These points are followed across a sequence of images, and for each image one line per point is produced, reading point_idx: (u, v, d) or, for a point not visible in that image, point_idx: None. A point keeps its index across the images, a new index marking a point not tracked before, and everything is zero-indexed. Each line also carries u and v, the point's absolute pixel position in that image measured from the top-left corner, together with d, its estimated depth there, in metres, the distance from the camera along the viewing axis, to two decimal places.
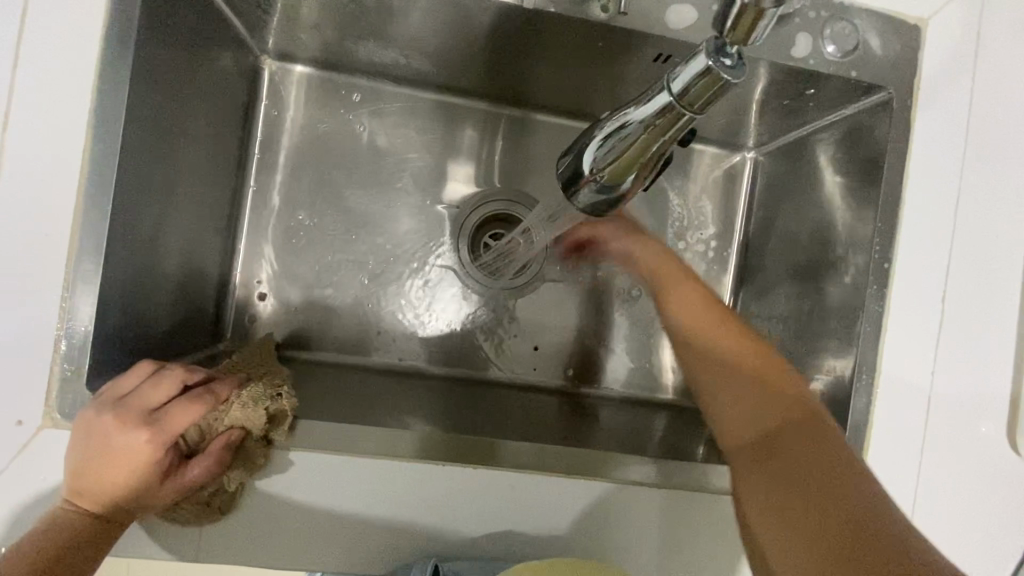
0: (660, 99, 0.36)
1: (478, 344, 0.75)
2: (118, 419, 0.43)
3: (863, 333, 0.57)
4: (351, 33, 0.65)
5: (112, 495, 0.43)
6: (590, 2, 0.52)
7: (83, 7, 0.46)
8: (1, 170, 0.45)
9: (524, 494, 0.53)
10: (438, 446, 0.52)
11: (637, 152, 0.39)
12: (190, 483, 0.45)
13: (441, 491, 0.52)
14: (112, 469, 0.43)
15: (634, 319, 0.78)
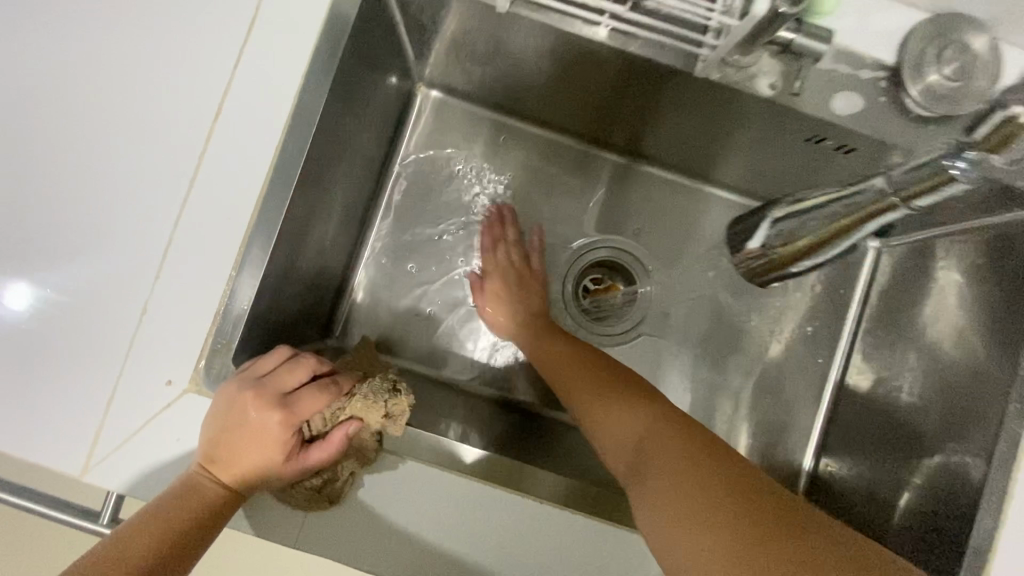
0: None
1: None
2: (256, 396, 0.46)
3: (999, 453, 0.51)
4: (508, 72, 0.68)
5: (241, 469, 0.46)
6: (758, 77, 0.52)
7: (301, 21, 0.51)
8: (206, 154, 0.50)
9: (614, 550, 0.51)
10: (532, 478, 0.52)
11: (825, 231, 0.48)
12: (311, 465, 0.48)
13: (529, 528, 0.50)
14: (245, 443, 0.46)
15: (725, 388, 0.78)
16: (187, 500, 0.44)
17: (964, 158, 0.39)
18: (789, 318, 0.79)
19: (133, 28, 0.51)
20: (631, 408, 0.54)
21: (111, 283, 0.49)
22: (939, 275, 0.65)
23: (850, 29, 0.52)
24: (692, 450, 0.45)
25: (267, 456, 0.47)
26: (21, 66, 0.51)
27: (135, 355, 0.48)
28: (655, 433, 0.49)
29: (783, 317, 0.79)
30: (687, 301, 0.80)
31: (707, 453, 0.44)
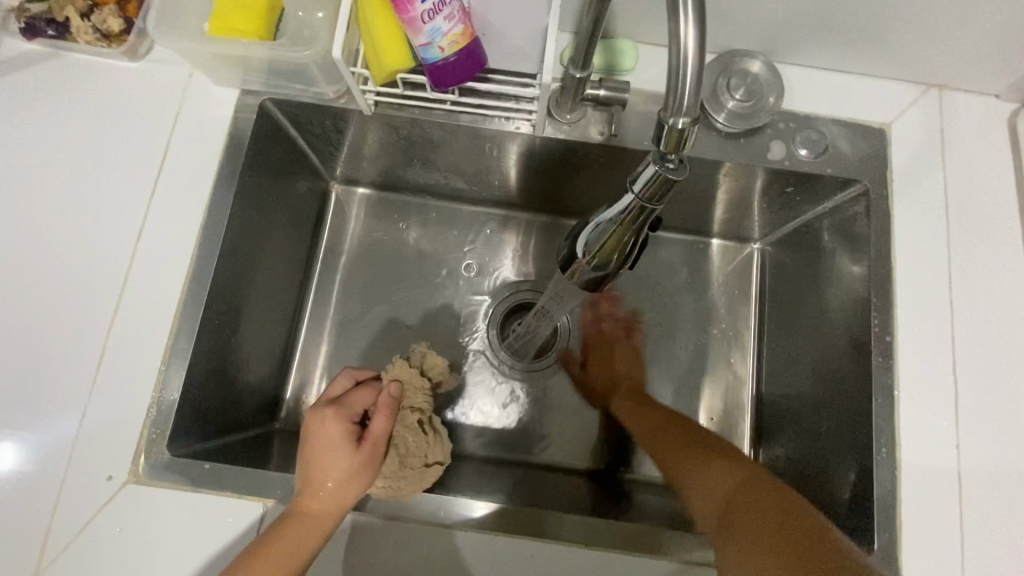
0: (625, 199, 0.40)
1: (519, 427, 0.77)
2: (316, 411, 0.55)
3: (877, 406, 0.58)
4: (402, 162, 0.76)
5: (331, 472, 0.51)
6: (588, 126, 0.63)
7: (206, 153, 0.62)
8: (134, 272, 0.59)
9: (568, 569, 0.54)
10: (498, 518, 0.55)
11: (628, 229, 0.41)
12: (378, 431, 0.55)
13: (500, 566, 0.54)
14: (323, 450, 0.52)
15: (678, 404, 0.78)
16: (296, 530, 0.49)
17: (670, 158, 0.37)
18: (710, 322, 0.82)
19: (60, 182, 0.61)
20: (720, 463, 0.58)
21: (58, 393, 0.55)
22: (838, 266, 0.67)
23: (656, 80, 0.64)
24: (771, 505, 0.51)
25: (346, 451, 0.53)
26: None
27: (81, 453, 0.54)
28: (757, 494, 0.52)
29: (718, 326, 0.80)
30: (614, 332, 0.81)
31: (784, 503, 0.51)
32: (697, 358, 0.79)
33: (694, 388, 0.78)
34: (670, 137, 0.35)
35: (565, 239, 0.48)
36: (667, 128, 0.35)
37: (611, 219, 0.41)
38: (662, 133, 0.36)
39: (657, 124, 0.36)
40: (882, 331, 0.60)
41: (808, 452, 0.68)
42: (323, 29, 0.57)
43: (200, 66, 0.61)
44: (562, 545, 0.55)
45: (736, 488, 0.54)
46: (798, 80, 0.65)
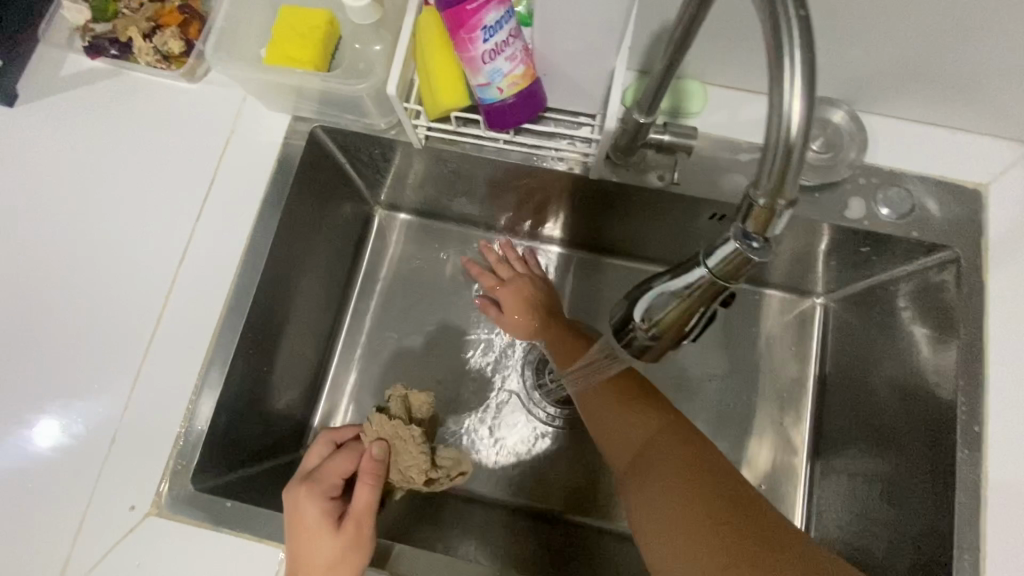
0: (697, 270, 0.35)
1: (549, 478, 0.74)
2: (295, 489, 0.52)
3: (960, 505, 0.51)
4: (447, 192, 0.74)
5: (317, 559, 0.48)
6: (647, 171, 0.59)
7: (252, 178, 0.61)
8: (173, 295, 0.58)
9: None
10: None
11: (698, 300, 0.37)
12: (360, 505, 0.51)
13: None
14: (304, 535, 0.50)
15: None
16: None
17: (755, 237, 0.33)
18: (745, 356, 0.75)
19: (111, 199, 0.61)
20: (646, 421, 0.55)
21: (89, 416, 0.55)
22: (919, 339, 0.60)
23: (724, 124, 0.59)
24: (705, 478, 0.48)
25: (327, 529, 0.50)
26: (14, 239, 0.60)
27: (106, 480, 0.53)
28: (680, 453, 0.50)
29: (770, 384, 0.74)
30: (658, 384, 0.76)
31: (730, 482, 0.48)
32: (747, 419, 0.73)
33: (742, 452, 0.72)
34: (758, 212, 0.32)
35: (616, 305, 0.43)
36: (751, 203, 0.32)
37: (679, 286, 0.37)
38: (747, 210, 0.33)
39: (743, 198, 0.33)
40: (969, 420, 0.53)
41: (870, 540, 0.61)
42: (379, 62, 0.55)
43: (254, 91, 0.60)
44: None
45: (659, 445, 0.52)
46: (883, 132, 0.59)
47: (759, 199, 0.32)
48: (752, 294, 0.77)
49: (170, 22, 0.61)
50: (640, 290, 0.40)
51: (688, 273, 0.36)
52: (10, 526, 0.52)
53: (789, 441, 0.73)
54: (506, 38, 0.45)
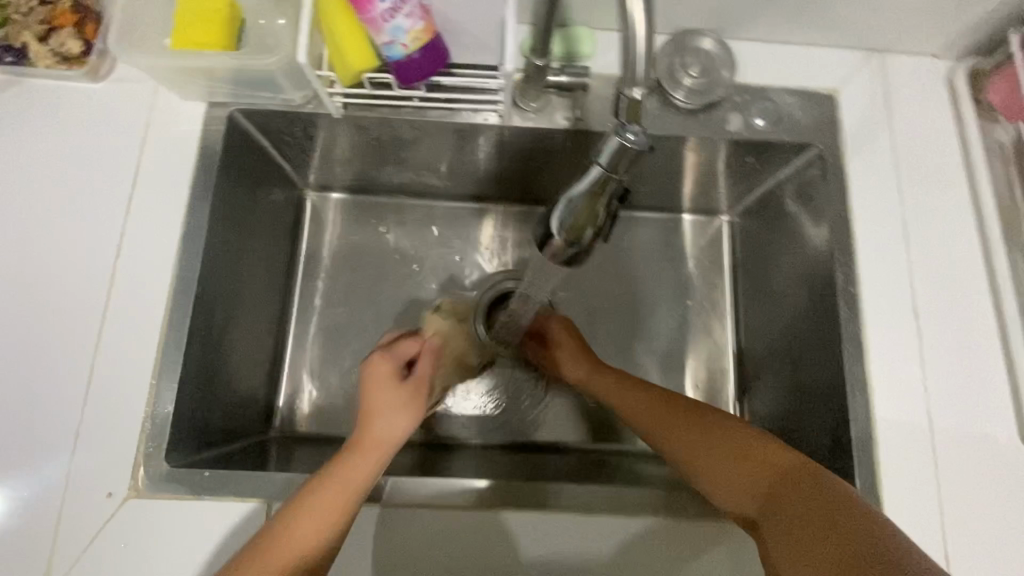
0: (592, 170, 0.43)
1: (508, 414, 0.79)
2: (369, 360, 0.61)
3: (847, 353, 0.62)
4: (374, 163, 0.77)
5: (381, 415, 0.57)
6: (554, 113, 0.65)
7: (177, 167, 0.62)
8: (115, 290, 0.59)
9: (568, 537, 0.56)
10: (491, 496, 0.57)
11: (598, 197, 0.44)
12: (422, 374, 0.62)
13: (500, 540, 0.56)
14: (373, 392, 0.58)
15: (664, 377, 0.80)
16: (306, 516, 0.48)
17: (629, 128, 0.42)
18: (669, 276, 0.84)
19: (30, 206, 0.60)
20: (639, 392, 0.65)
21: (48, 418, 0.55)
22: (804, 229, 0.70)
23: (614, 62, 0.66)
24: (699, 428, 0.57)
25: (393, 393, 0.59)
26: None
27: (78, 475, 0.54)
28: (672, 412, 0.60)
29: (694, 297, 0.83)
30: (598, 313, 0.83)
31: (716, 423, 0.56)
32: (679, 330, 0.82)
33: (679, 359, 0.81)
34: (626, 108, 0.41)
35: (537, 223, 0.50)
36: (626, 99, 0.41)
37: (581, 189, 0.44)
38: (620, 106, 0.42)
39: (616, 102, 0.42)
40: (845, 284, 0.63)
41: (789, 407, 0.71)
42: (286, 37, 0.58)
43: (165, 79, 0.61)
44: (565, 516, 0.57)
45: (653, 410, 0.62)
46: (748, 54, 0.68)
47: (624, 96, 0.41)
48: (668, 220, 0.85)
49: (64, 23, 0.60)
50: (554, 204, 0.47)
51: (586, 176, 0.44)
52: None
53: (717, 343, 0.82)
54: None
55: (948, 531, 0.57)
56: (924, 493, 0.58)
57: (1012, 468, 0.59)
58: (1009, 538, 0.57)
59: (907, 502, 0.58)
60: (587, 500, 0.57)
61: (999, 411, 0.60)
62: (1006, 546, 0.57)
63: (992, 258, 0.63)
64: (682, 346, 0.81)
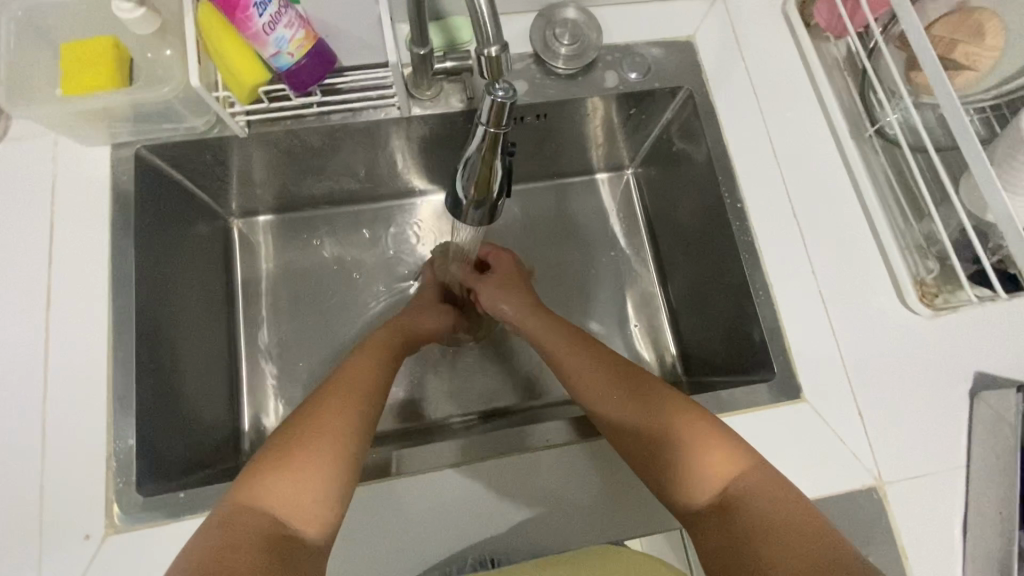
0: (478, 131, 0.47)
1: (471, 387, 0.82)
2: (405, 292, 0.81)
3: (746, 259, 0.70)
4: (292, 178, 0.80)
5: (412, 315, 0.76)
6: (449, 97, 0.70)
7: (93, 212, 0.63)
8: (52, 340, 0.59)
9: (539, 473, 0.61)
10: (475, 449, 0.61)
11: (489, 152, 0.49)
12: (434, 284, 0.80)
13: (484, 488, 0.60)
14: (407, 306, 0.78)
15: (605, 323, 0.87)
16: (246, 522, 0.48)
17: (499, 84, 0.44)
18: (590, 232, 0.91)
19: None
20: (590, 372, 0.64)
21: (7, 478, 0.55)
22: (693, 162, 0.78)
23: None
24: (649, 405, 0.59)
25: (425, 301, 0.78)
26: None
27: (50, 525, 0.54)
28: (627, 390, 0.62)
29: (617, 246, 0.90)
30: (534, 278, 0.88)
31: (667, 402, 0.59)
32: (609, 278, 0.89)
33: (615, 304, 0.87)
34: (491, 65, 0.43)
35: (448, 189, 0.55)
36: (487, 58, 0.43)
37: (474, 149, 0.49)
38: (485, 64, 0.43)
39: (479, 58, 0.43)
40: (733, 201, 0.71)
41: (715, 322, 0.78)
42: (176, 67, 0.60)
43: (64, 128, 0.62)
44: (535, 454, 0.61)
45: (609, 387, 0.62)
46: (612, 18, 0.76)
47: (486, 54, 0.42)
48: (580, 182, 0.92)
49: None
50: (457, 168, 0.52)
51: (475, 136, 0.48)
52: None
53: (645, 284, 0.89)
54: (278, 10, 0.53)
55: (859, 392, 0.65)
56: (834, 363, 0.66)
57: (899, 327, 0.68)
58: (909, 385, 0.66)
59: (821, 375, 0.65)
60: (547, 436, 0.62)
61: (880, 282, 0.69)
62: (907, 392, 0.65)
63: (848, 156, 0.72)
64: (615, 292, 0.88)
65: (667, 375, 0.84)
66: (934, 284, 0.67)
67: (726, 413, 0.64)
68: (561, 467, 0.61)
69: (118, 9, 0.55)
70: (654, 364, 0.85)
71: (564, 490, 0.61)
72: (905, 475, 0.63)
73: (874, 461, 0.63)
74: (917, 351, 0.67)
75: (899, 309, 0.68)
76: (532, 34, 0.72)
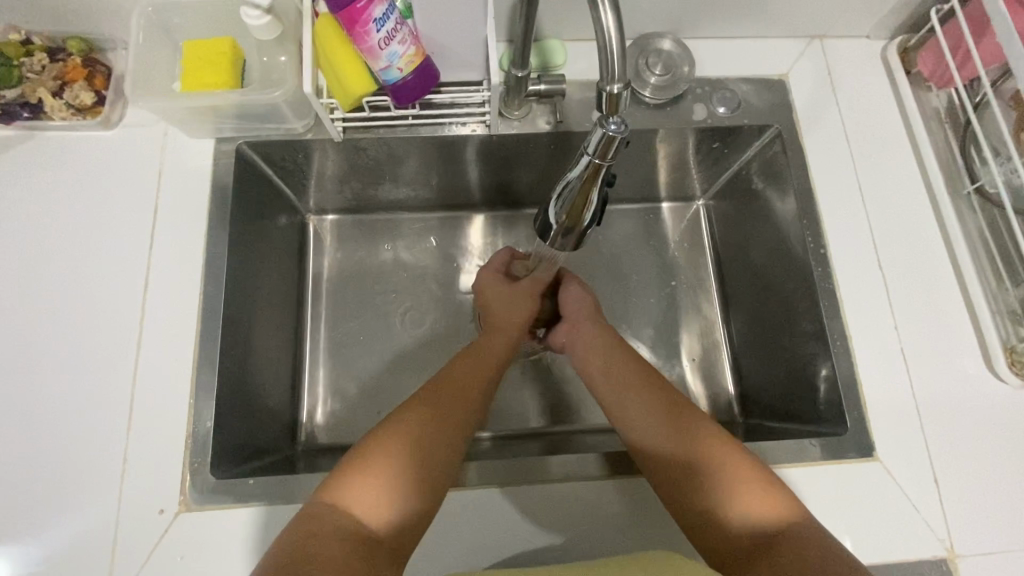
0: (582, 161, 0.48)
1: (522, 404, 0.81)
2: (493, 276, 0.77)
3: (825, 307, 0.68)
4: (371, 182, 0.82)
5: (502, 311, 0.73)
6: (537, 118, 0.72)
7: (194, 200, 0.67)
8: (147, 319, 0.62)
9: (568, 503, 0.60)
10: (498, 470, 0.61)
11: (589, 182, 0.49)
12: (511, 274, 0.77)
13: (511, 509, 0.60)
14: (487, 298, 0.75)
15: (664, 354, 0.85)
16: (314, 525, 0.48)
17: (611, 118, 0.45)
18: (656, 260, 0.90)
19: (58, 249, 0.64)
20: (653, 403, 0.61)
21: (95, 443, 0.58)
22: (772, 202, 0.76)
23: (584, 70, 0.73)
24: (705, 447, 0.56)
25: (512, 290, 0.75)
26: None
27: (129, 495, 0.57)
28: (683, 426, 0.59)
29: (682, 277, 0.89)
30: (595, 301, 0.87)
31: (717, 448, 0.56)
32: (672, 309, 0.87)
33: (675, 335, 0.86)
34: (610, 99, 0.43)
35: (539, 212, 0.56)
36: (606, 94, 0.44)
37: (574, 177, 0.49)
38: (603, 99, 0.44)
39: (597, 92, 0.44)
40: (816, 245, 0.70)
41: (781, 365, 0.76)
42: (289, 71, 0.63)
43: (176, 120, 0.65)
44: (564, 483, 0.61)
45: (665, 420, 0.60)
46: (705, 52, 0.76)
47: (608, 88, 0.43)
48: (650, 209, 0.92)
49: (77, 77, 0.66)
50: (552, 195, 0.53)
51: (577, 166, 0.48)
52: (40, 563, 0.55)
53: (707, 318, 0.87)
54: (395, 26, 0.55)
55: (934, 457, 0.62)
56: (911, 424, 0.63)
57: (983, 395, 0.64)
58: (991, 456, 0.62)
59: (896, 435, 0.63)
60: (608, 465, 0.62)
61: (964, 345, 0.66)
62: (989, 465, 0.62)
63: (941, 210, 0.70)
64: (676, 323, 0.86)
65: (723, 415, 0.82)
66: None
67: (792, 464, 0.62)
68: (619, 500, 0.61)
69: (246, 15, 0.58)
70: (710, 402, 0.83)
71: (597, 523, 0.60)
72: (978, 552, 0.59)
73: (947, 532, 0.60)
74: (1002, 421, 0.64)
75: (987, 375, 0.65)
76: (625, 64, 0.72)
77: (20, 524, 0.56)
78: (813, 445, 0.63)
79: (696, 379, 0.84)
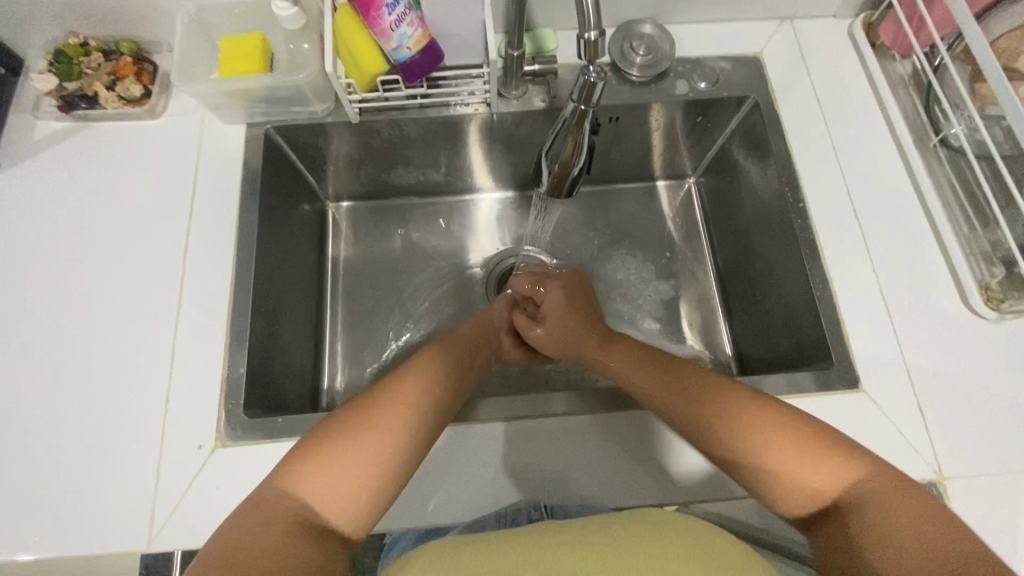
0: (568, 108, 0.55)
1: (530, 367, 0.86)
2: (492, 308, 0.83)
3: (807, 256, 0.73)
4: (385, 166, 0.90)
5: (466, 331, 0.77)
6: (533, 97, 0.79)
7: (228, 177, 0.75)
8: (187, 279, 0.70)
9: (570, 437, 0.65)
10: (503, 407, 0.66)
11: (575, 127, 0.56)
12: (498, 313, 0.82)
13: (518, 441, 0.65)
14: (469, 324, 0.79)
15: (661, 315, 0.90)
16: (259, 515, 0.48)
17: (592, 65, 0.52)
18: (653, 232, 0.95)
19: (110, 222, 0.72)
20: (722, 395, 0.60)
21: (140, 389, 0.65)
22: (753, 168, 0.82)
23: (575, 55, 0.81)
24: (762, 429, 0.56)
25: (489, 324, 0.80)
26: (28, 274, 0.69)
27: (170, 432, 0.63)
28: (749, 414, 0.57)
29: (677, 248, 0.94)
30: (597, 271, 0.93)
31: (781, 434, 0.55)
32: (669, 276, 0.92)
33: (673, 300, 0.91)
34: (590, 45, 0.51)
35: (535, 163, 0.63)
36: (586, 42, 0.51)
37: (563, 124, 0.56)
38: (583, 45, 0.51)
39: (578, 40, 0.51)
40: (796, 200, 0.75)
41: (773, 319, 0.80)
42: (312, 58, 0.72)
43: (211, 106, 0.74)
44: (566, 418, 0.66)
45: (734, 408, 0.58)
46: (685, 35, 0.83)
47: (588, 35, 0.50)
48: (645, 187, 0.98)
49: (128, 73, 0.75)
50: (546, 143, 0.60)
51: (565, 113, 0.56)
52: (91, 494, 0.60)
53: (702, 285, 0.92)
54: (404, 10, 0.64)
55: (918, 388, 0.66)
56: (893, 357, 0.67)
57: (963, 331, 0.68)
58: (972, 384, 0.66)
59: (880, 368, 0.67)
60: (608, 400, 0.67)
61: (942, 285, 0.71)
62: (971, 393, 0.65)
63: (912, 165, 0.75)
64: (674, 289, 0.91)
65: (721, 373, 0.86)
66: (999, 291, 0.67)
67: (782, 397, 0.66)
68: (621, 431, 0.66)
69: (276, 7, 0.68)
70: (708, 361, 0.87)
71: (599, 452, 0.65)
72: (967, 474, 0.62)
73: (934, 455, 0.63)
74: (982, 353, 0.67)
75: (963, 312, 0.69)
76: (610, 48, 0.79)
77: (74, 461, 0.61)
78: (803, 380, 0.67)
79: (693, 338, 0.88)
